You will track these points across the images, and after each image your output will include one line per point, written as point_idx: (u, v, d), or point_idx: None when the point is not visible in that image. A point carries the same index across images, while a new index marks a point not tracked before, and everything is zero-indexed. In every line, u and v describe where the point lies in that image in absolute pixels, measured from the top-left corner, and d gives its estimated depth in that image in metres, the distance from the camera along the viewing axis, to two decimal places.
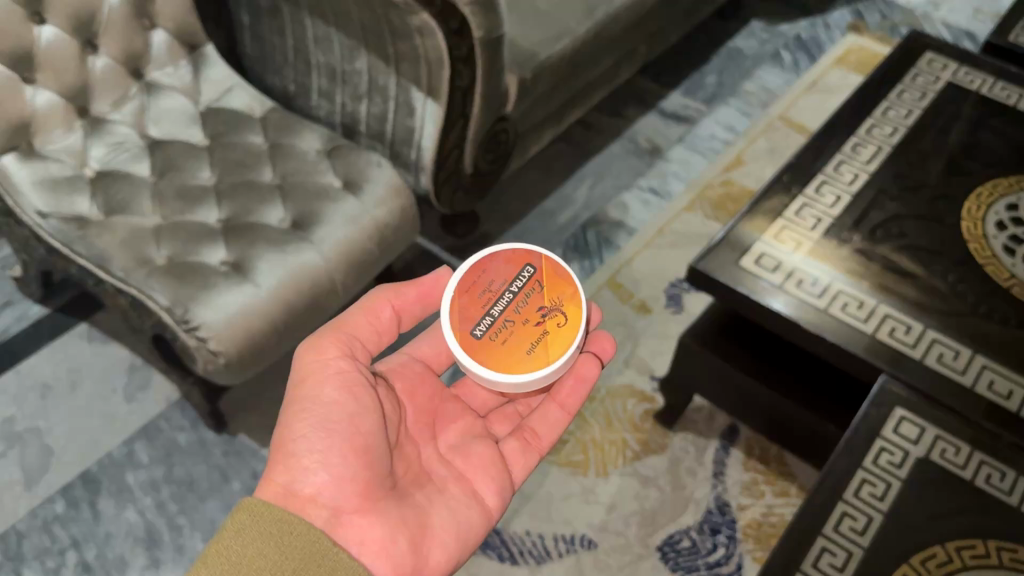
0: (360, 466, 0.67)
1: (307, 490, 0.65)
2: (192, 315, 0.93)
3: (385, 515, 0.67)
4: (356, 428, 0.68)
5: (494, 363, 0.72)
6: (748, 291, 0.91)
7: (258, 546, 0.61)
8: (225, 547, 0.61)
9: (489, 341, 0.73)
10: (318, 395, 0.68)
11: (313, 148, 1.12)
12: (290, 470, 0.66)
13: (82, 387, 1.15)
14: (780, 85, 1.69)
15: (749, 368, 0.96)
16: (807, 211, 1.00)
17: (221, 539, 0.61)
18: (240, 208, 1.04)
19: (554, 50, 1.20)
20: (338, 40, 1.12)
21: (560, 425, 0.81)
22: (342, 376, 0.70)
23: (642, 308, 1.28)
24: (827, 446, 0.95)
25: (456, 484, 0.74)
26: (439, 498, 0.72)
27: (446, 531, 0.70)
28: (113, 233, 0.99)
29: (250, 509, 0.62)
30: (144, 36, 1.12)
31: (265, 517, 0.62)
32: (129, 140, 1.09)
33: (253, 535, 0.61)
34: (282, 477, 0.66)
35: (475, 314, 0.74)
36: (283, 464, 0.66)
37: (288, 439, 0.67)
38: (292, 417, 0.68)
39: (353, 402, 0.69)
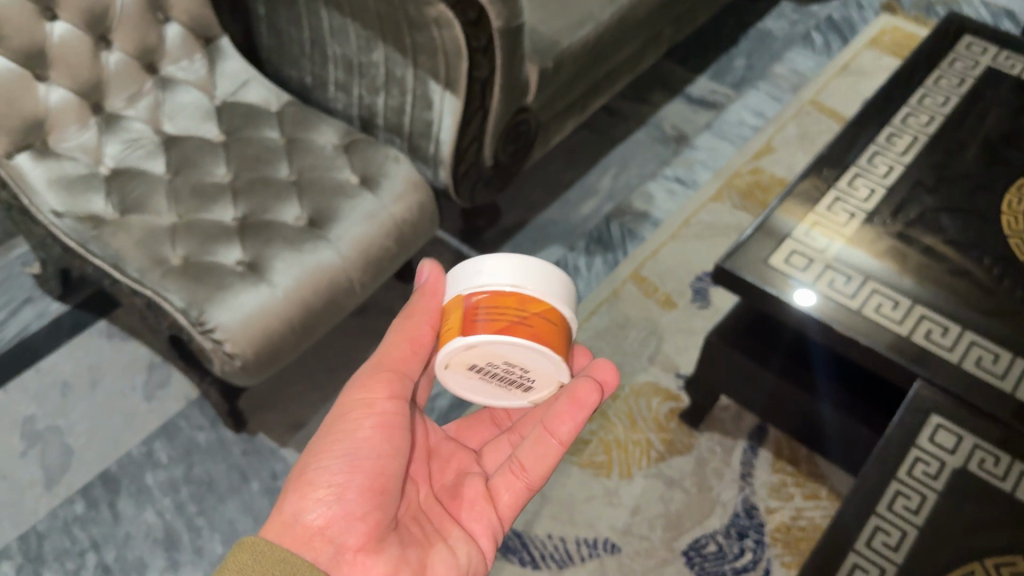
0: (373, 505, 0.65)
1: (315, 524, 0.63)
2: (207, 317, 0.92)
3: (391, 551, 0.65)
4: (380, 469, 0.66)
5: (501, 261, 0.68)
6: (777, 292, 0.87)
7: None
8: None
9: None
10: (351, 430, 0.67)
11: (330, 143, 1.10)
12: (306, 503, 0.64)
13: (102, 386, 1.15)
14: (811, 68, 1.64)
15: (778, 368, 0.93)
16: (839, 205, 0.96)
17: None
18: (256, 205, 1.02)
19: (578, 37, 1.16)
20: (354, 31, 1.09)
21: (550, 456, 0.73)
22: (380, 417, 0.68)
23: (667, 303, 1.25)
24: (860, 450, 0.91)
25: (450, 521, 0.72)
26: (438, 538, 0.70)
27: (446, 568, 0.68)
28: (128, 233, 0.98)
29: (252, 548, 0.60)
30: (159, 30, 1.10)
31: (269, 556, 0.60)
32: (144, 136, 1.08)
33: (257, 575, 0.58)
34: (294, 506, 0.64)
35: None
36: (298, 496, 0.64)
37: (308, 469, 0.65)
38: (318, 447, 0.66)
39: (386, 443, 0.67)
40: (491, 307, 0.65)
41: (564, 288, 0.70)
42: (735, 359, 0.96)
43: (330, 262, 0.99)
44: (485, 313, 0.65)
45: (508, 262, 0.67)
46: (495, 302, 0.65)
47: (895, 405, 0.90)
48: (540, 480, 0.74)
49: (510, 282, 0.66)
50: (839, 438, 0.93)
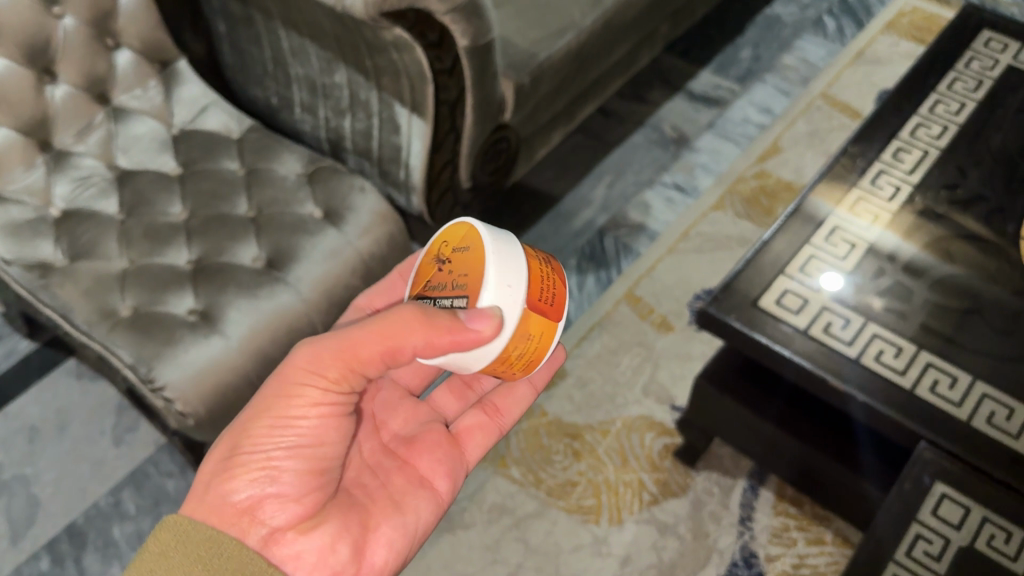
0: (309, 488, 0.64)
1: (245, 501, 0.62)
2: (156, 374, 0.86)
3: (328, 523, 0.64)
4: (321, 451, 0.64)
5: (480, 263, 0.64)
6: (768, 340, 0.80)
7: (182, 566, 0.58)
8: (148, 568, 0.58)
9: (466, 281, 0.65)
10: (293, 418, 0.63)
11: (293, 173, 1.03)
12: (236, 480, 0.62)
13: (70, 430, 1.10)
14: (822, 57, 1.53)
15: (802, 435, 0.86)
16: (839, 235, 0.88)
17: (144, 559, 0.58)
18: (212, 247, 0.96)
19: (558, 47, 1.07)
20: (314, 53, 1.02)
21: (524, 399, 0.80)
22: (329, 406, 0.64)
23: (663, 325, 1.17)
24: (863, 504, 0.86)
25: (401, 475, 0.71)
26: (387, 500, 0.69)
27: (392, 530, 0.68)
28: (76, 282, 0.92)
29: (175, 526, 0.60)
30: (108, 57, 1.03)
31: (189, 536, 0.59)
32: (95, 173, 1.01)
33: (179, 555, 0.58)
34: (222, 485, 0.62)
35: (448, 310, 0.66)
36: (230, 478, 0.62)
37: (241, 449, 0.63)
38: (251, 426, 0.63)
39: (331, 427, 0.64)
40: (542, 284, 0.65)
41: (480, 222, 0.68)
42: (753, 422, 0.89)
43: (289, 307, 0.92)
44: (546, 296, 0.65)
45: (502, 269, 0.63)
46: (540, 283, 0.66)
47: (898, 455, 0.85)
48: (512, 420, 0.80)
49: (520, 266, 0.64)
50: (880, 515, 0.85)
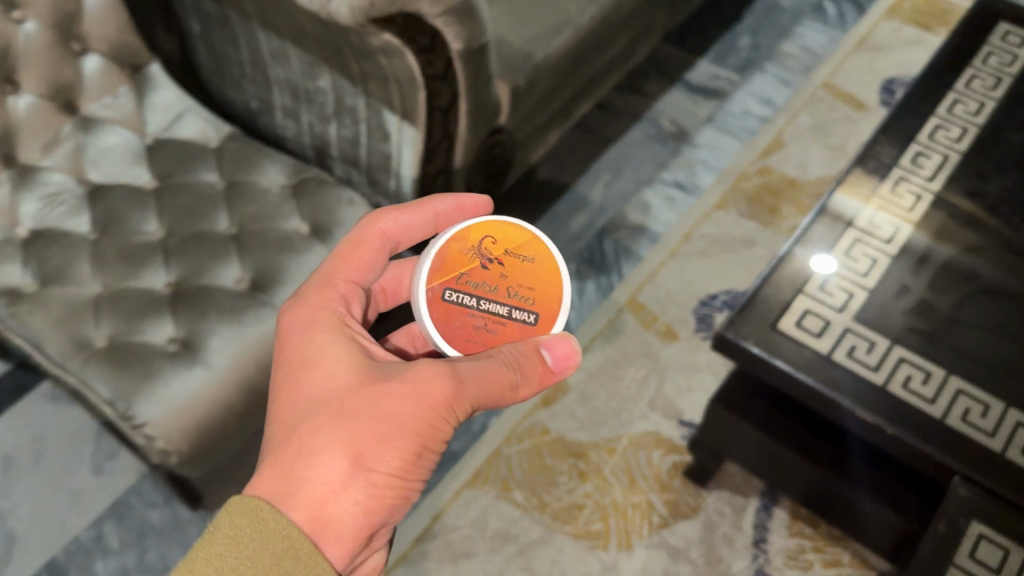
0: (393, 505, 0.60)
1: (360, 524, 0.55)
2: (135, 411, 0.81)
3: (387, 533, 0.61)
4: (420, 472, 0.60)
5: (553, 287, 0.70)
6: (790, 367, 0.75)
7: (255, 563, 0.51)
8: (220, 555, 0.51)
9: (533, 300, 0.68)
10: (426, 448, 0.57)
11: (276, 185, 0.97)
12: (363, 501, 0.54)
13: (46, 459, 1.04)
14: (824, 44, 1.48)
15: (802, 447, 0.83)
16: (860, 248, 0.83)
17: (214, 545, 0.52)
18: (191, 268, 0.90)
19: (554, 46, 1.01)
20: (295, 56, 0.94)
21: None
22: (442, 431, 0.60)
23: (668, 334, 1.12)
24: (874, 526, 0.83)
25: None
26: None
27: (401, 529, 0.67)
28: (47, 310, 0.86)
29: (254, 512, 0.52)
30: (74, 64, 0.96)
31: (270, 530, 0.52)
32: (65, 189, 0.95)
33: (254, 548, 0.51)
34: (351, 505, 0.54)
35: (506, 325, 0.67)
36: (357, 501, 0.54)
37: (375, 471, 0.54)
38: (392, 446, 0.55)
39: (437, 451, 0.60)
40: None
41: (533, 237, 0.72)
42: (751, 433, 0.85)
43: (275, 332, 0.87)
44: None
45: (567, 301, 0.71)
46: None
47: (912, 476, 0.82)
48: None
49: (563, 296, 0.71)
50: (888, 533, 0.83)
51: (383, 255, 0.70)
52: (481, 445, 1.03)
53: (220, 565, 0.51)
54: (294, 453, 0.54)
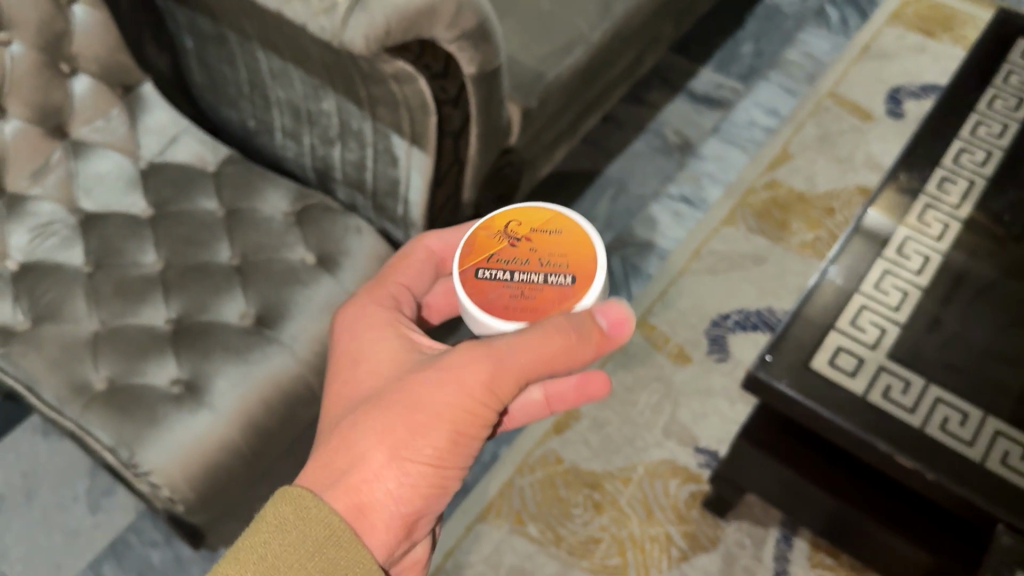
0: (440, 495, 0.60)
1: (397, 510, 0.56)
2: (139, 459, 0.77)
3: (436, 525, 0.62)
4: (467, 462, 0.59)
5: (589, 249, 0.64)
6: (825, 409, 0.73)
7: (299, 551, 0.51)
8: (262, 543, 0.51)
9: (567, 266, 0.63)
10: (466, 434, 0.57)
11: (278, 212, 0.93)
12: (396, 490, 0.55)
13: (39, 496, 1.00)
14: (827, 52, 1.45)
15: (826, 480, 0.82)
16: (889, 281, 0.81)
17: (260, 533, 0.51)
18: (193, 303, 0.86)
19: (566, 64, 0.98)
20: (298, 77, 0.90)
21: None
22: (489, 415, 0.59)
23: (680, 356, 1.10)
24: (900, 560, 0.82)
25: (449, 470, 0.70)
26: None
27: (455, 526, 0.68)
28: (42, 351, 0.82)
29: (298, 500, 0.53)
30: (63, 86, 0.91)
31: (315, 517, 0.52)
32: (56, 219, 0.90)
33: (298, 535, 0.51)
34: (383, 493, 0.55)
35: (542, 292, 0.62)
36: (393, 488, 0.55)
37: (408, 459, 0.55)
38: (426, 435, 0.55)
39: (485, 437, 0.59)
40: None
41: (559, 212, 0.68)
42: (775, 468, 0.84)
43: (283, 370, 0.83)
44: None
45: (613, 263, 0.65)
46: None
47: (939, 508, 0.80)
48: None
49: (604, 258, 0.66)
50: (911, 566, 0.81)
51: (431, 268, 0.73)
52: (493, 476, 1.00)
53: (265, 552, 0.51)
54: (337, 439, 0.56)
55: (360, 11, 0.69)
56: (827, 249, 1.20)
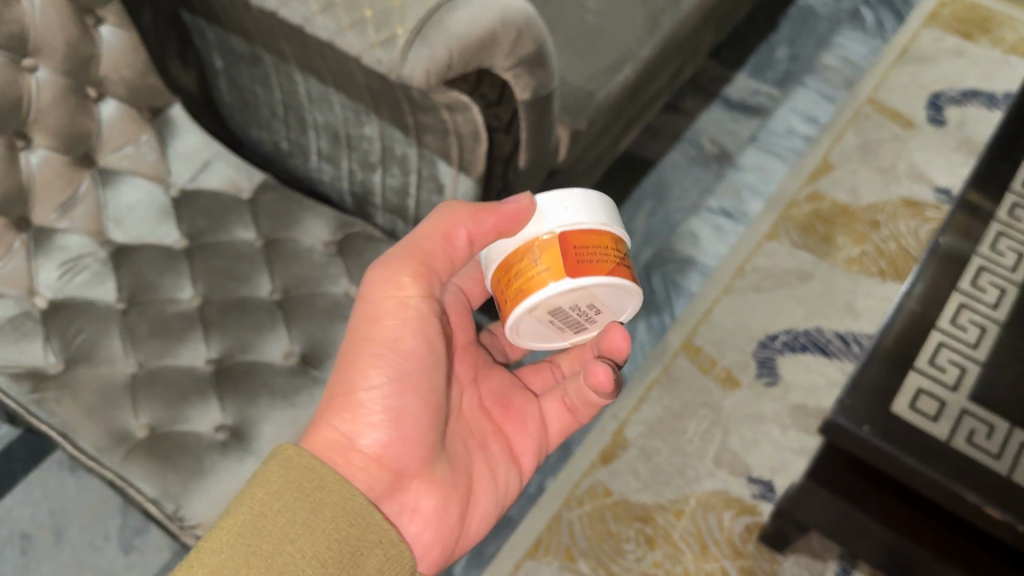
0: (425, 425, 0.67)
1: (364, 446, 0.64)
2: (186, 512, 0.72)
3: (439, 477, 0.69)
4: (426, 384, 0.67)
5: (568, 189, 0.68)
6: (914, 457, 0.69)
7: (284, 495, 0.59)
8: (253, 495, 0.59)
9: None
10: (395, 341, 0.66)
11: (319, 242, 0.89)
12: (350, 425, 0.64)
13: (68, 536, 0.98)
14: (864, 56, 1.41)
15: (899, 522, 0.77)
16: (965, 316, 0.78)
17: (251, 488, 0.59)
18: (235, 342, 0.82)
19: (615, 83, 0.94)
20: (338, 102, 0.85)
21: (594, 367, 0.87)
22: (418, 323, 0.67)
23: (729, 381, 1.06)
24: None
25: (497, 441, 0.77)
26: (481, 456, 0.75)
27: (488, 496, 0.74)
28: (78, 397, 0.77)
29: (280, 455, 0.61)
30: (91, 112, 0.86)
31: (295, 463, 0.60)
32: (86, 252, 0.86)
33: (283, 484, 0.59)
34: (343, 430, 0.64)
35: None
36: (348, 411, 0.65)
37: (350, 392, 0.65)
38: (359, 368, 0.65)
39: (425, 350, 0.67)
40: (590, 243, 0.64)
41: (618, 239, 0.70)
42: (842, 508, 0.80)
43: None
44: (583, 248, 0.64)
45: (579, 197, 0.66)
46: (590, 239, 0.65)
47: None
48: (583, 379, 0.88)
49: (606, 219, 0.67)
50: None
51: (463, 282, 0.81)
52: (540, 509, 0.97)
53: (253, 500, 0.58)
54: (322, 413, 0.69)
55: (421, 43, 0.65)
56: (875, 264, 1.17)
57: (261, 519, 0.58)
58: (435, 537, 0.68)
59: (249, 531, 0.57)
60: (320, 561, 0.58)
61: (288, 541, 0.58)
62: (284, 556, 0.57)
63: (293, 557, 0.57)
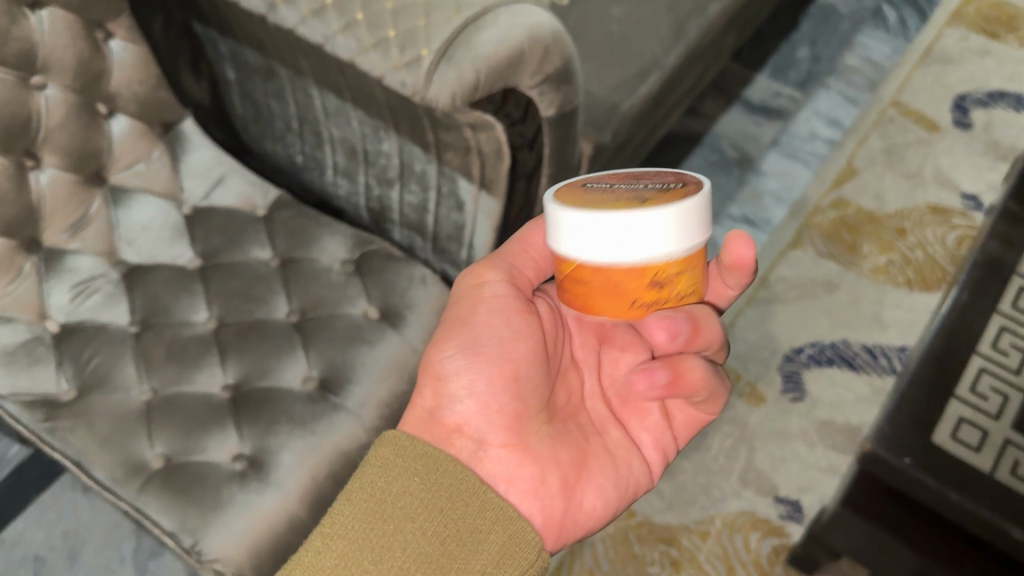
0: (510, 396, 0.66)
1: (449, 417, 0.66)
2: (202, 545, 0.70)
3: (535, 450, 0.66)
4: (507, 356, 0.66)
5: (561, 200, 0.61)
6: (957, 490, 0.67)
7: (404, 478, 0.61)
8: (371, 479, 0.61)
9: (584, 189, 0.62)
10: (473, 318, 0.67)
11: (336, 261, 0.86)
12: (435, 399, 0.67)
13: (82, 558, 0.97)
14: (888, 55, 1.38)
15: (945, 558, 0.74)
16: (1007, 340, 0.75)
17: (369, 475, 0.61)
18: (252, 367, 0.80)
19: (639, 95, 0.91)
20: (356, 117, 0.83)
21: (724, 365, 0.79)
22: (499, 304, 0.68)
23: (754, 397, 1.05)
24: None
25: (618, 427, 0.72)
26: (598, 440, 0.71)
27: (604, 476, 0.69)
28: (92, 426, 0.75)
29: (393, 442, 0.63)
30: (101, 129, 0.84)
31: (409, 451, 0.62)
32: (98, 274, 0.83)
33: (400, 470, 0.61)
34: (431, 403, 0.67)
35: (609, 180, 0.64)
36: (430, 387, 0.67)
37: (434, 368, 0.67)
38: (439, 348, 0.68)
39: (509, 326, 0.67)
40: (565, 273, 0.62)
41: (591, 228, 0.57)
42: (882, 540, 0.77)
43: (351, 439, 0.77)
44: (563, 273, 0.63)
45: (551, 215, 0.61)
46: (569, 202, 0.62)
47: None
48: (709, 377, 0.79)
49: (571, 246, 0.59)
50: None
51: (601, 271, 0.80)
52: None
53: (373, 485, 0.61)
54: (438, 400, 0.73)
55: (447, 65, 0.63)
56: (901, 274, 1.14)
57: (383, 509, 0.59)
58: (540, 515, 0.65)
59: (374, 514, 0.59)
60: (438, 537, 0.59)
61: (409, 522, 0.59)
62: (403, 534, 0.59)
63: (413, 535, 0.59)
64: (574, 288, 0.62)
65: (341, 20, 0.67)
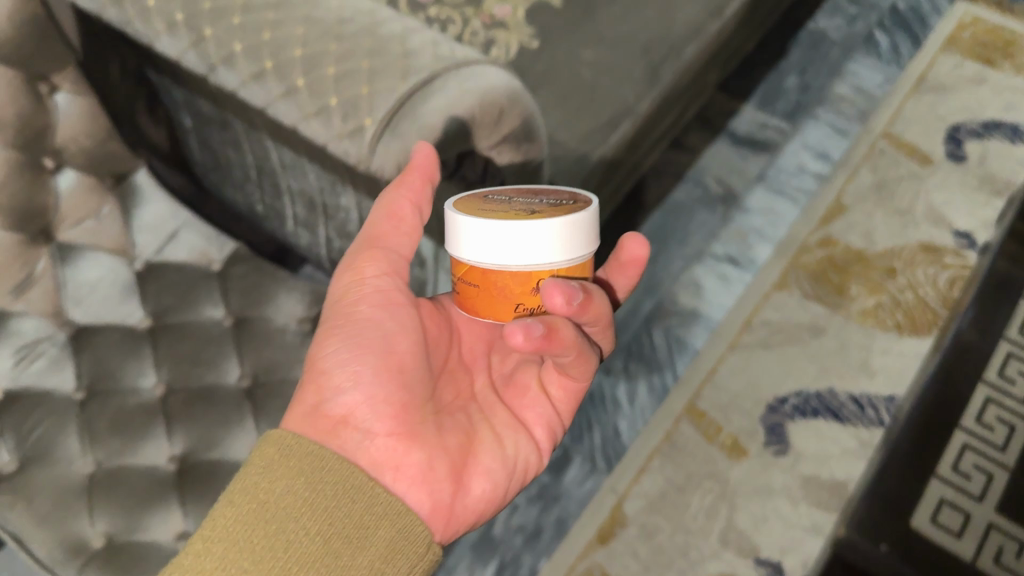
0: (396, 385, 0.58)
1: (330, 413, 0.57)
2: None
3: (426, 439, 0.59)
4: (390, 347, 0.59)
5: (454, 205, 0.60)
6: None
7: (285, 481, 0.53)
8: (248, 482, 0.53)
9: (481, 199, 0.61)
10: (352, 309, 0.60)
11: (292, 322, 0.84)
12: (316, 395, 0.58)
13: None
14: (879, 85, 1.35)
15: None
16: None
17: (248, 479, 0.53)
18: (200, 437, 0.77)
19: (611, 142, 0.88)
20: (313, 171, 0.78)
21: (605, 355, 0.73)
22: (383, 293, 0.61)
23: (735, 449, 1.05)
24: None
25: (505, 410, 0.66)
26: (487, 426, 0.64)
27: (491, 458, 0.63)
28: (32, 505, 0.70)
29: (279, 441, 0.55)
30: (48, 184, 0.79)
31: (296, 452, 0.54)
32: (43, 337, 0.79)
33: (281, 474, 0.53)
34: (310, 400, 0.58)
35: (511, 193, 0.62)
36: (313, 384, 0.59)
37: (317, 364, 0.59)
38: (321, 344, 0.60)
39: (390, 319, 0.60)
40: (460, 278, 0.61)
41: (469, 234, 0.56)
42: None
43: None
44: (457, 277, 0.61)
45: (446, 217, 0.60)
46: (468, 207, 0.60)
47: None
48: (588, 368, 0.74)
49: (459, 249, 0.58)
50: None
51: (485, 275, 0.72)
52: None
53: (256, 488, 0.52)
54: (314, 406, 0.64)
55: (391, 136, 0.60)
56: (890, 317, 1.13)
57: (263, 512, 0.52)
58: (430, 505, 0.57)
59: (253, 518, 0.51)
60: (323, 539, 0.52)
61: (288, 521, 0.52)
62: (286, 535, 0.51)
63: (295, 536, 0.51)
64: (464, 288, 0.60)
65: (284, 84, 0.63)
